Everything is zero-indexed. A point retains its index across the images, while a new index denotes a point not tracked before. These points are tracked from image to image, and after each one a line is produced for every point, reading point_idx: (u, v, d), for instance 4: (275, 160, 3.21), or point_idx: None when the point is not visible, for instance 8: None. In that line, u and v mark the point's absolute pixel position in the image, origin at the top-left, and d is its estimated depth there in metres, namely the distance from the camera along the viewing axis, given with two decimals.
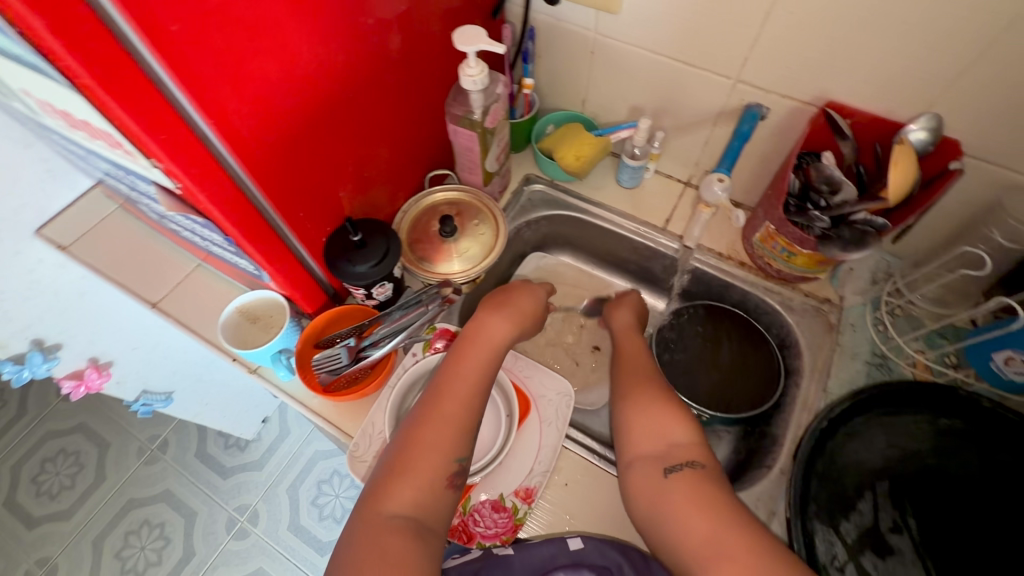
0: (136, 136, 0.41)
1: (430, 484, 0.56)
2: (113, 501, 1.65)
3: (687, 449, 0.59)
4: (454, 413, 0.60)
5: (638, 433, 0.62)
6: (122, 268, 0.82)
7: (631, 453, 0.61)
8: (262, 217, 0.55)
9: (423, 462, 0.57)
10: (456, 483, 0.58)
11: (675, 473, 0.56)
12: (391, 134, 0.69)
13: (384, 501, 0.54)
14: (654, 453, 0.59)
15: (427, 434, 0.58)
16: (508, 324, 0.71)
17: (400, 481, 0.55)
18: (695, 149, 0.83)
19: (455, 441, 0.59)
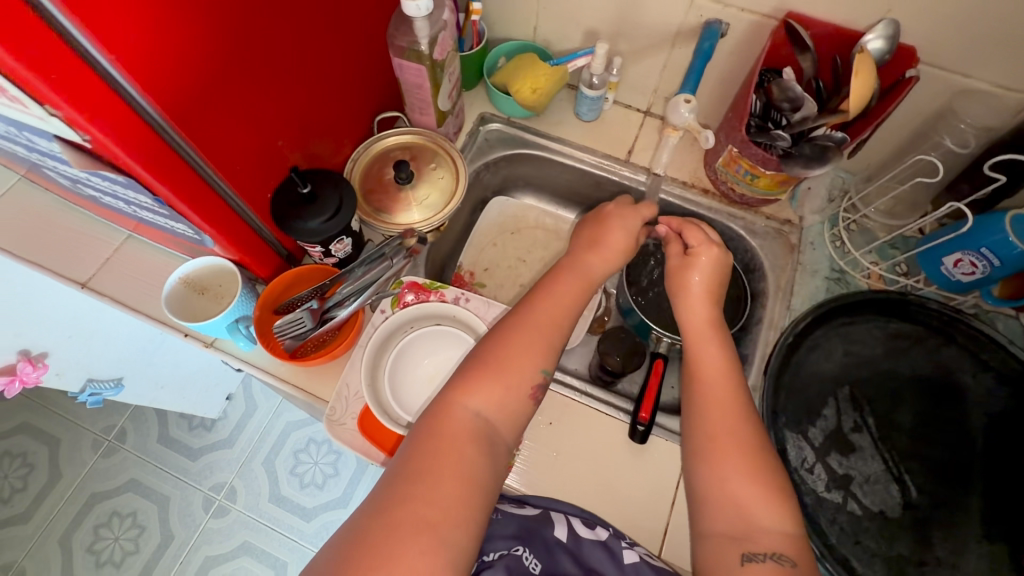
0: (22, 79, 0.34)
1: (510, 404, 0.55)
2: (75, 497, 1.58)
3: (778, 539, 0.50)
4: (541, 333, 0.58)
5: (720, 497, 0.53)
6: (40, 248, 0.74)
7: (705, 521, 0.53)
8: (195, 174, 0.49)
9: (508, 380, 0.55)
10: (537, 399, 0.57)
11: (755, 564, 0.48)
12: (327, 73, 0.62)
13: (467, 395, 0.54)
14: (734, 533, 0.51)
15: (513, 356, 0.57)
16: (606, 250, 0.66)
17: (485, 386, 0.55)
18: (654, 75, 0.80)
19: (544, 362, 0.57)
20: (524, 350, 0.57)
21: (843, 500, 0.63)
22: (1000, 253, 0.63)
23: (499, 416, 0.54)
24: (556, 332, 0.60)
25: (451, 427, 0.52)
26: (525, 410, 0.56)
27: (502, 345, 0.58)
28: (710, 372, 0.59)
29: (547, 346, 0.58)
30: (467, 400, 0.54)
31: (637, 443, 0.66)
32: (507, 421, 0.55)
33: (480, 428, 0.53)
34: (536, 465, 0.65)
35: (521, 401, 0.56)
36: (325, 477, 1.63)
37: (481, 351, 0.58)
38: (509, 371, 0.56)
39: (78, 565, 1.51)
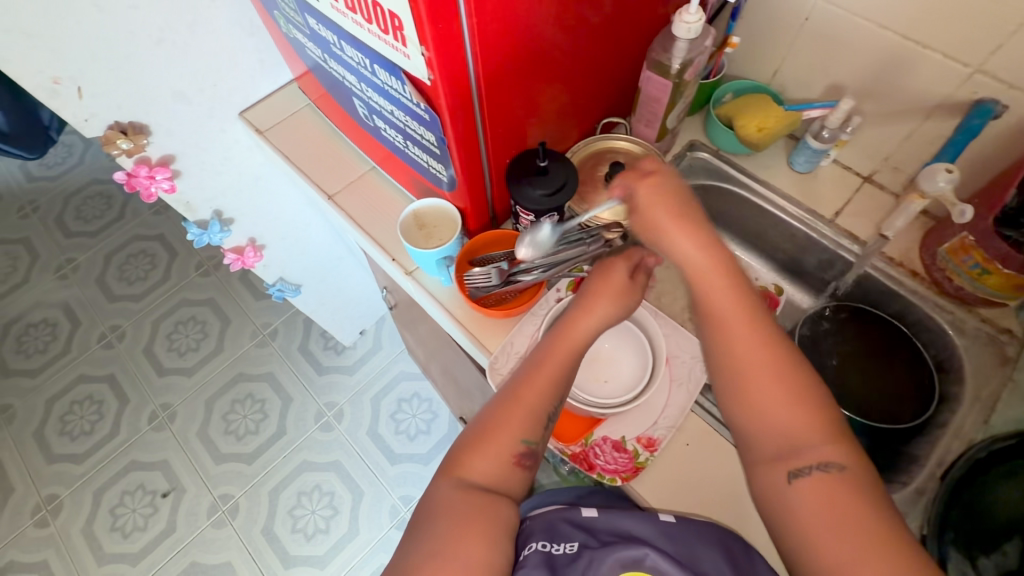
0: (419, 23, 0.45)
1: (504, 463, 0.60)
2: (226, 370, 1.88)
3: (823, 448, 0.47)
4: (533, 402, 0.61)
5: (755, 432, 0.50)
6: (306, 159, 0.92)
7: (749, 454, 0.51)
8: (475, 127, 0.59)
9: (497, 446, 0.60)
10: (525, 463, 0.61)
11: (802, 482, 0.46)
12: (588, 70, 0.69)
13: (464, 470, 0.59)
14: (776, 457, 0.48)
15: (505, 418, 0.61)
16: (598, 310, 0.64)
17: (482, 457, 0.59)
18: (890, 143, 0.77)
19: (527, 428, 0.60)
20: (523, 401, 0.61)
21: None
22: None
23: (491, 480, 0.59)
24: (541, 395, 0.61)
25: (460, 497, 0.56)
26: (514, 476, 0.60)
27: (507, 403, 0.61)
28: (706, 310, 0.53)
29: (532, 411, 0.61)
30: (465, 476, 0.58)
31: None
32: (503, 482, 0.59)
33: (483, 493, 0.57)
34: (662, 477, 0.66)
35: (508, 470, 0.60)
36: (418, 431, 1.75)
37: (478, 421, 0.62)
38: (510, 420, 0.60)
39: (212, 426, 1.80)
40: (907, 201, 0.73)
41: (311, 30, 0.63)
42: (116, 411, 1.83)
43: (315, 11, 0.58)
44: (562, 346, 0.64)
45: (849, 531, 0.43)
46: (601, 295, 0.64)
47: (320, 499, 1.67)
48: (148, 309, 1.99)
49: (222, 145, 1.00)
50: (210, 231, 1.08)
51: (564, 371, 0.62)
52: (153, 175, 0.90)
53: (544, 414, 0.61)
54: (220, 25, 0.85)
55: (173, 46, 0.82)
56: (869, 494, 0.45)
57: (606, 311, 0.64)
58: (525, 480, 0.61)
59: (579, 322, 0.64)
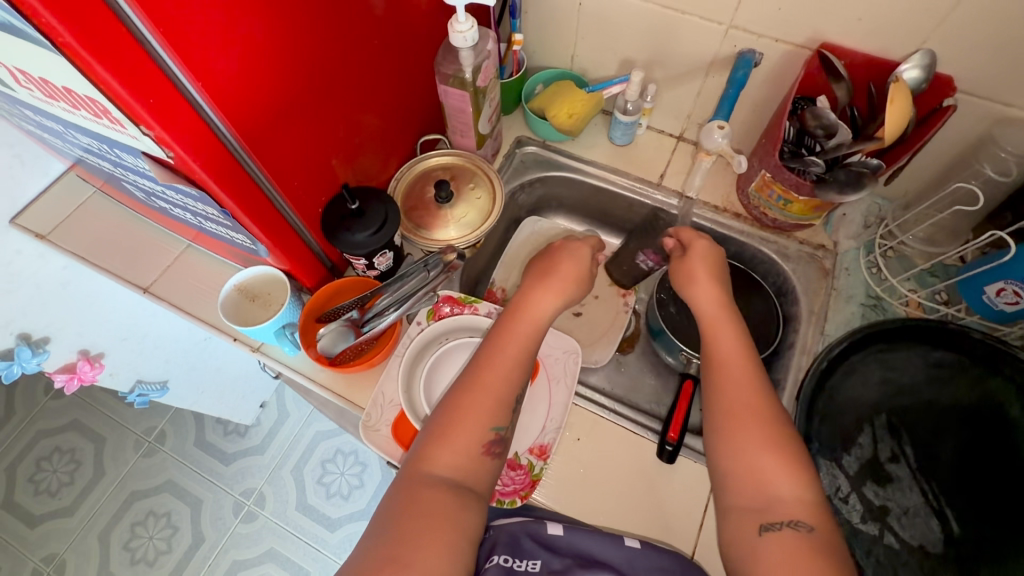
0: (124, 103, 0.39)
1: (474, 455, 0.56)
2: (114, 495, 1.64)
3: (793, 506, 0.52)
4: (495, 383, 0.60)
5: (738, 478, 0.55)
6: (107, 254, 0.80)
7: (726, 498, 0.55)
8: (257, 188, 0.53)
9: (461, 434, 0.57)
10: (495, 451, 0.58)
11: (772, 534, 0.51)
12: (378, 95, 0.66)
13: (432, 461, 0.55)
14: (752, 506, 0.53)
15: (472, 403, 0.58)
16: (555, 293, 0.68)
17: (447, 447, 0.56)
18: (687, 103, 0.82)
19: (494, 415, 0.58)
20: (487, 388, 0.59)
21: (879, 532, 0.62)
22: None
23: (461, 473, 0.55)
24: (502, 376, 0.60)
25: (422, 494, 0.53)
26: (485, 466, 0.57)
27: (471, 385, 0.59)
28: (721, 394, 0.60)
29: (499, 394, 0.59)
30: (433, 467, 0.55)
31: (665, 462, 0.67)
32: (472, 475, 0.56)
33: (450, 489, 0.54)
34: (563, 479, 0.66)
35: (478, 459, 0.56)
36: (351, 488, 1.65)
37: (438, 411, 0.59)
38: (476, 406, 0.58)
39: (114, 561, 1.57)
40: (698, 158, 0.79)
41: (35, 121, 0.54)
42: None
43: (27, 105, 0.49)
44: (520, 324, 0.65)
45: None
46: (552, 280, 0.69)
47: None
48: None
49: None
50: (20, 358, 0.92)
51: (525, 351, 0.63)
52: None
53: (513, 398, 0.60)
54: None
55: None
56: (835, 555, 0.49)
57: (559, 293, 0.68)
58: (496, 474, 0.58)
59: (536, 301, 0.67)
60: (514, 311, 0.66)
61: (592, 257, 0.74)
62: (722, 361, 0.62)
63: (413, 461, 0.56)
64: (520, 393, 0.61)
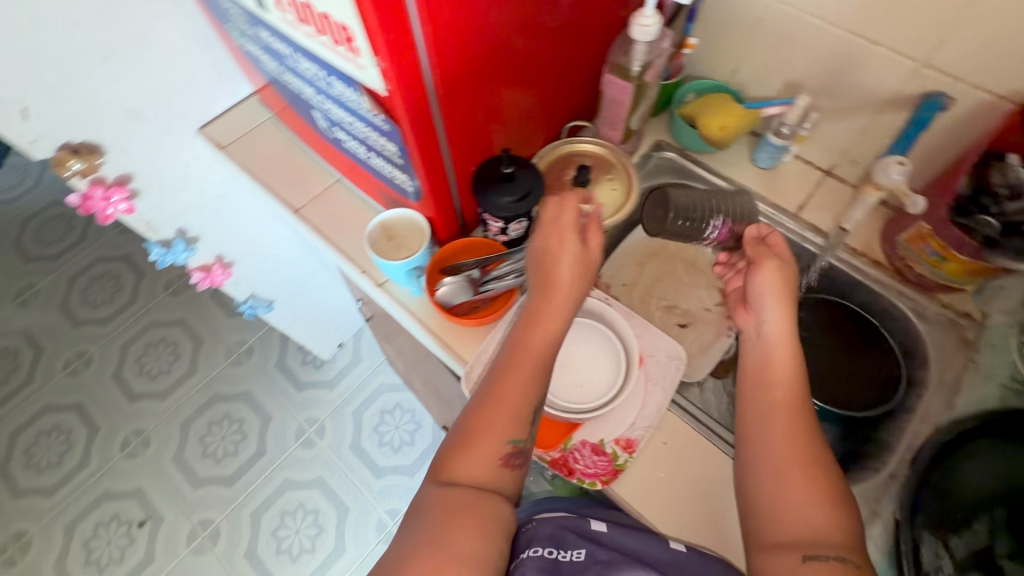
0: (370, 34, 0.44)
1: (493, 464, 0.59)
2: (201, 392, 1.83)
3: (838, 542, 0.52)
4: (513, 398, 0.60)
5: (780, 514, 0.54)
6: (269, 173, 0.90)
7: (767, 532, 0.54)
8: (435, 136, 0.58)
9: (480, 448, 0.59)
10: (515, 462, 0.60)
11: (815, 563, 0.50)
12: (548, 73, 0.69)
13: (451, 472, 0.58)
14: (798, 538, 0.53)
15: (491, 418, 0.59)
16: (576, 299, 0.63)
17: (467, 458, 0.58)
18: (847, 138, 0.79)
19: (512, 427, 0.59)
20: (506, 398, 0.60)
21: None
22: None
23: (480, 482, 0.58)
24: (523, 389, 0.61)
25: (445, 502, 0.56)
26: (507, 473, 0.60)
27: (489, 399, 0.60)
28: (771, 428, 0.58)
29: (518, 407, 0.60)
30: (452, 477, 0.58)
31: None
32: (492, 483, 0.59)
33: (475, 497, 0.57)
34: (643, 479, 0.66)
35: (498, 471, 0.59)
36: (402, 443, 1.73)
37: (459, 424, 0.61)
38: (492, 422, 0.59)
39: (188, 449, 1.74)
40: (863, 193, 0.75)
41: (264, 43, 0.62)
42: (85, 440, 1.76)
43: (269, 26, 0.56)
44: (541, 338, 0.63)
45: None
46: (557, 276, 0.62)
47: (304, 518, 1.64)
48: (117, 332, 1.92)
49: (181, 162, 0.97)
50: (174, 249, 1.05)
51: (543, 363, 0.62)
52: (110, 195, 0.88)
53: (528, 411, 0.60)
54: (172, 40, 0.83)
55: (126, 61, 0.79)
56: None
57: (578, 278, 0.63)
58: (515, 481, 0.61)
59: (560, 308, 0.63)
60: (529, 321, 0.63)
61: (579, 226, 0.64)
62: (775, 405, 0.59)
63: (436, 468, 0.60)
64: (536, 403, 0.61)
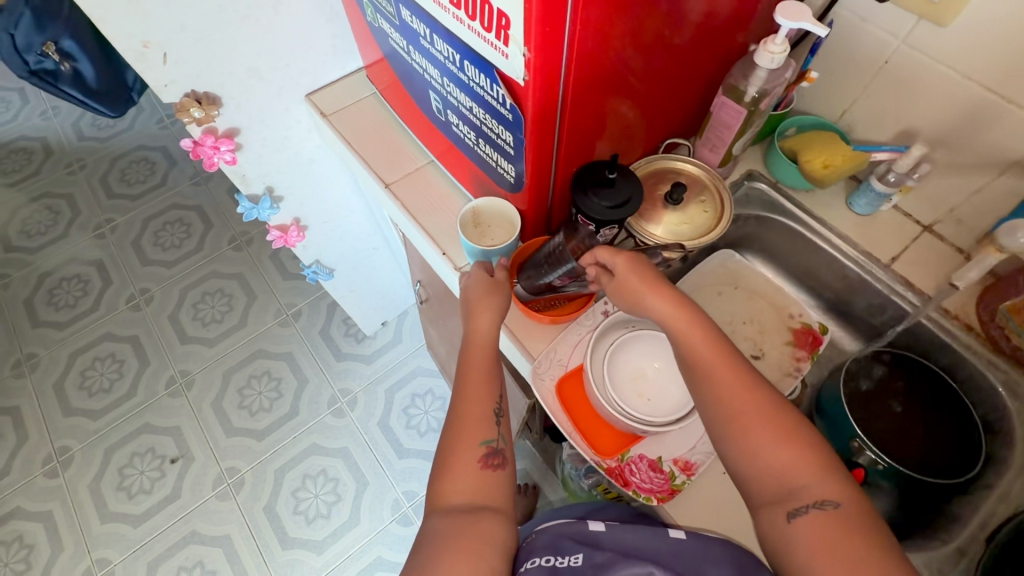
0: (527, 25, 0.46)
1: (477, 471, 0.61)
2: (247, 345, 1.90)
3: (815, 486, 0.50)
4: (482, 408, 0.65)
5: (758, 477, 0.53)
6: (365, 146, 0.94)
7: (749, 495, 0.53)
8: (553, 131, 0.60)
9: (461, 462, 0.62)
10: (495, 463, 0.63)
11: (802, 520, 0.49)
12: (664, 87, 0.70)
13: (444, 494, 0.60)
14: (778, 494, 0.51)
15: (456, 430, 0.64)
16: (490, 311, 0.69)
17: (452, 476, 0.61)
18: (958, 195, 0.76)
19: (480, 431, 0.63)
20: (468, 410, 0.65)
21: None
22: None
23: (472, 492, 0.60)
24: (483, 399, 0.65)
25: (439, 523, 0.58)
26: (494, 482, 0.61)
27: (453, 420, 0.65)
28: (716, 392, 0.57)
29: (479, 413, 0.64)
30: (443, 499, 0.60)
31: None
32: (480, 492, 0.60)
33: (468, 510, 0.58)
34: (698, 505, 0.65)
35: (485, 476, 0.61)
36: (428, 429, 1.75)
37: (439, 455, 0.63)
38: (463, 434, 0.63)
39: (227, 398, 1.81)
40: (980, 252, 0.72)
41: (402, 23, 0.65)
42: (135, 372, 1.86)
43: (415, 8, 0.59)
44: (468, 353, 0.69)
45: (847, 561, 0.46)
46: (479, 307, 0.70)
47: (324, 484, 1.67)
48: (179, 276, 2.02)
49: (283, 125, 1.02)
50: (260, 206, 1.10)
51: (489, 370, 0.68)
52: (218, 145, 0.92)
53: (486, 412, 0.65)
54: (301, 10, 0.87)
55: (258, 23, 0.84)
56: (866, 523, 0.48)
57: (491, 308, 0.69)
58: (506, 483, 0.62)
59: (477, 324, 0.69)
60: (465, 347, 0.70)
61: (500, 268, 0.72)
62: (700, 369, 0.58)
63: (432, 499, 0.61)
64: (497, 406, 0.66)
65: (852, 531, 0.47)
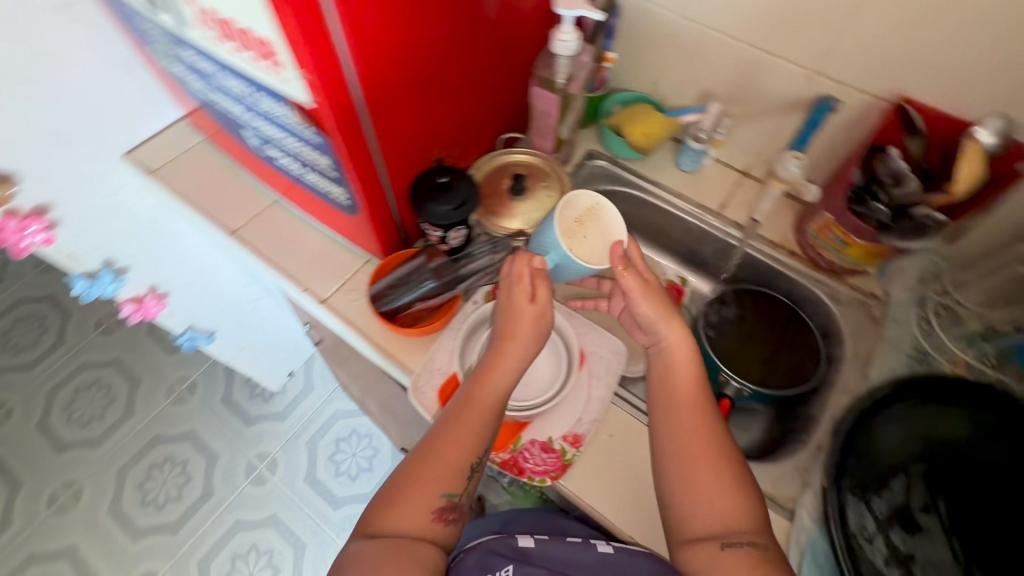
0: (291, 48, 0.45)
1: (432, 514, 0.57)
2: (140, 435, 1.71)
3: (747, 525, 0.56)
4: (454, 459, 0.59)
5: (696, 510, 0.57)
6: (203, 198, 0.88)
7: (685, 526, 0.57)
8: (368, 148, 0.59)
9: (412, 506, 0.57)
10: (449, 517, 0.59)
11: (732, 552, 0.54)
12: (480, 84, 0.72)
13: (387, 520, 0.57)
14: (714, 530, 0.56)
15: (426, 467, 0.58)
16: (505, 364, 0.63)
17: (404, 509, 0.57)
18: (758, 139, 0.86)
19: (448, 483, 0.58)
20: (439, 454, 0.59)
21: None
22: None
23: (419, 534, 0.56)
24: (463, 448, 0.59)
25: (376, 553, 0.54)
26: (438, 534, 0.58)
27: (426, 454, 0.59)
28: (680, 430, 0.61)
29: (455, 461, 0.59)
30: (385, 525, 0.56)
31: None
32: (428, 539, 0.57)
33: (403, 556, 0.54)
34: (592, 472, 0.68)
35: (438, 518, 0.58)
36: (360, 470, 1.68)
37: (397, 479, 0.59)
38: (427, 476, 0.58)
39: (126, 498, 1.62)
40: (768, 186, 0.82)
41: (189, 63, 0.62)
42: (6, 499, 1.61)
43: (194, 46, 0.56)
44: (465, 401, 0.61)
45: None
46: (516, 334, 0.64)
47: (258, 559, 1.55)
48: (41, 378, 1.78)
49: (107, 190, 0.94)
50: (102, 281, 1.00)
51: (485, 422, 0.61)
52: (26, 226, 0.82)
53: (467, 464, 0.59)
54: (90, 66, 0.80)
55: (39, 87, 0.76)
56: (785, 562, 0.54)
57: (530, 339, 0.64)
58: (448, 534, 0.59)
59: (489, 370, 0.62)
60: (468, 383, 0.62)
61: (533, 277, 0.65)
62: (676, 412, 0.62)
63: (367, 524, 0.57)
64: (480, 460, 0.60)
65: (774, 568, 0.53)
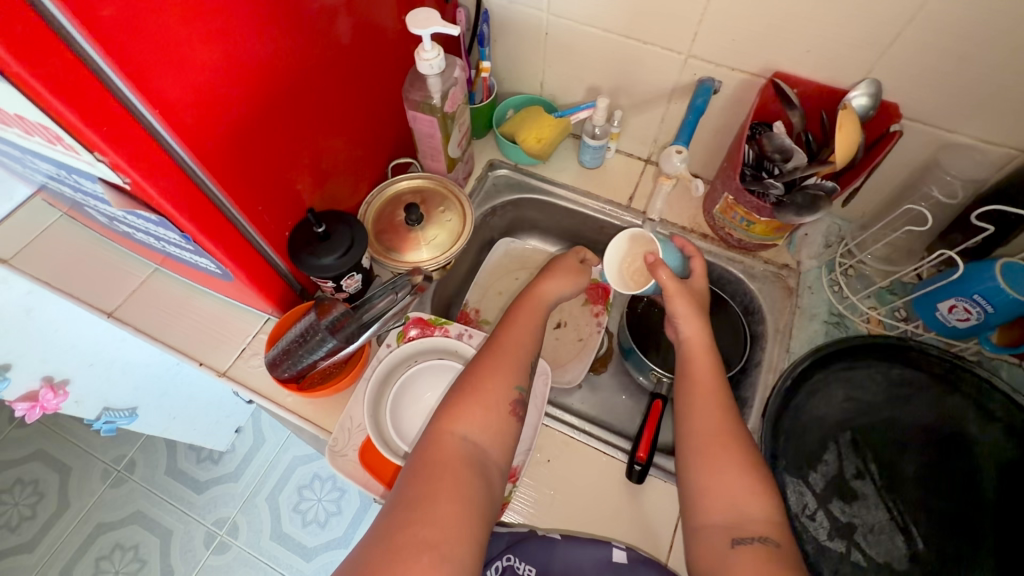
0: (76, 129, 0.40)
1: (499, 412, 0.59)
2: (79, 529, 1.56)
3: (761, 522, 0.55)
4: (514, 349, 0.64)
5: (712, 499, 0.57)
6: (70, 281, 0.79)
7: (698, 511, 0.58)
8: (221, 213, 0.54)
9: (488, 395, 0.60)
10: (520, 412, 0.61)
11: (745, 548, 0.53)
12: (346, 119, 0.67)
13: (455, 421, 0.58)
14: (717, 516, 0.56)
15: (493, 365, 0.62)
16: (560, 282, 0.74)
17: (470, 408, 0.59)
18: (651, 127, 0.85)
19: (517, 373, 0.62)
20: (506, 346, 0.64)
21: (846, 549, 0.62)
22: (993, 300, 0.63)
23: (486, 436, 0.58)
24: (527, 341, 0.66)
25: (444, 455, 0.55)
26: (511, 425, 0.60)
27: (491, 352, 0.64)
28: (704, 421, 0.61)
29: (519, 356, 0.64)
30: (455, 426, 0.57)
31: (634, 482, 0.68)
32: (496, 438, 0.58)
33: (471, 450, 0.56)
34: (529, 502, 0.66)
35: (504, 418, 0.60)
36: (328, 515, 1.57)
37: (462, 378, 0.62)
38: (498, 366, 0.62)
39: None
40: (659, 183, 0.81)
41: None
42: None
43: None
44: (528, 301, 0.71)
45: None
46: (560, 269, 0.75)
47: None
48: None
49: None
50: None
51: (536, 326, 0.69)
52: None
53: (527, 359, 0.65)
54: None
55: None
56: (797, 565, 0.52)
57: (568, 283, 0.74)
58: (518, 432, 0.61)
59: (543, 286, 0.72)
60: (524, 294, 0.72)
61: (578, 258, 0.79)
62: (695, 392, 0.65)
63: (433, 429, 0.58)
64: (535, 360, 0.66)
65: (784, 566, 0.52)
